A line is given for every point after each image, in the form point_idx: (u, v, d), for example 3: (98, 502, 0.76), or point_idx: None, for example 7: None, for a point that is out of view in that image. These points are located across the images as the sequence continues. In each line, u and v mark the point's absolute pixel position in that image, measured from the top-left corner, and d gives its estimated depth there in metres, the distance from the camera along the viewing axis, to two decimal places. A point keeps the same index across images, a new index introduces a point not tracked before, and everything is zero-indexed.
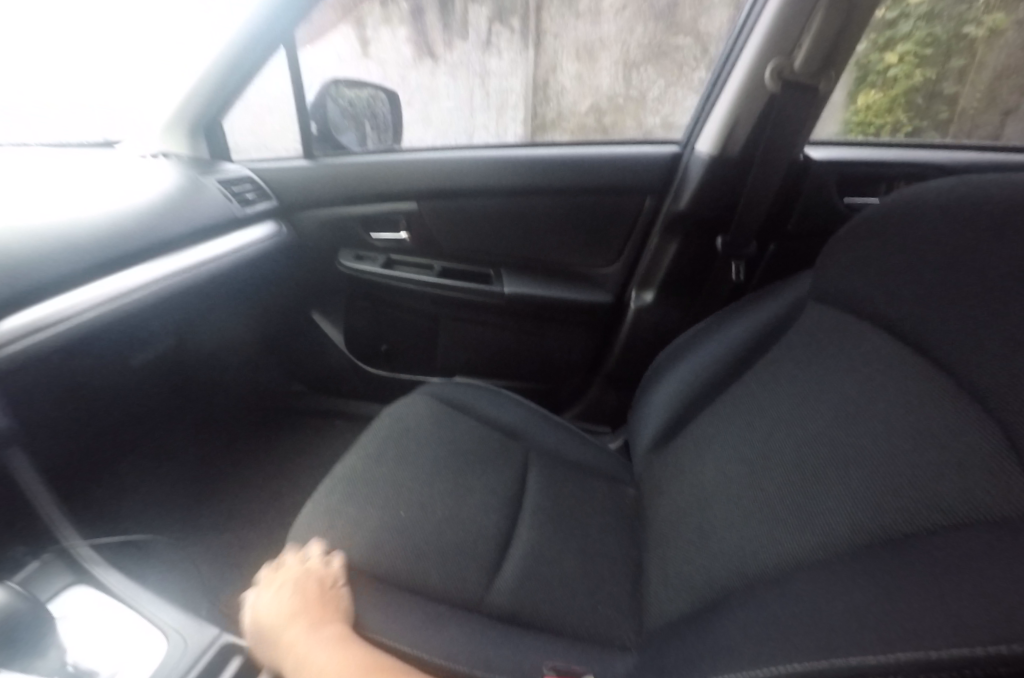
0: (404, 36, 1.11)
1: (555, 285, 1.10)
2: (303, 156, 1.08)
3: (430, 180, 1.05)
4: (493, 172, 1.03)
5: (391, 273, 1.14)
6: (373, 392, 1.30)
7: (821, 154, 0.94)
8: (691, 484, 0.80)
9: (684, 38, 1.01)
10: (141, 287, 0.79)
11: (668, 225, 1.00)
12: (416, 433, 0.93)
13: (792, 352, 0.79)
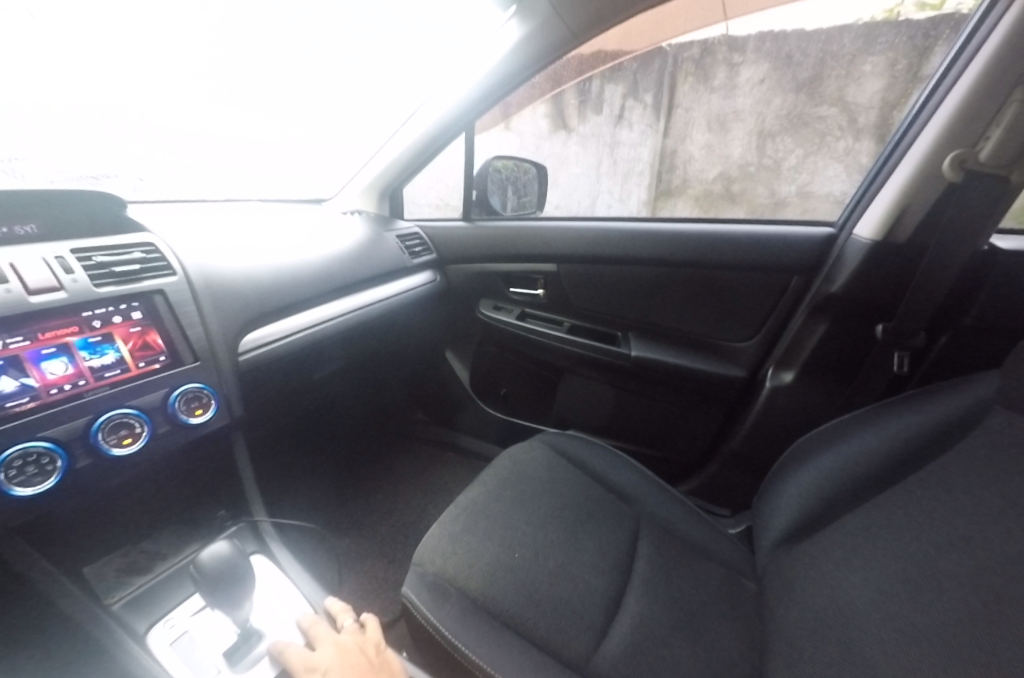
0: (542, 113, 1.18)
1: (685, 354, 1.10)
2: (462, 217, 1.22)
3: (573, 246, 1.13)
4: (633, 243, 1.08)
5: (524, 325, 1.22)
6: (491, 433, 1.38)
7: (1010, 244, 0.85)
8: (830, 588, 0.73)
9: (830, 108, 1.04)
10: (327, 318, 0.94)
11: (816, 306, 0.96)
12: (535, 477, 0.96)
13: (967, 461, 0.70)
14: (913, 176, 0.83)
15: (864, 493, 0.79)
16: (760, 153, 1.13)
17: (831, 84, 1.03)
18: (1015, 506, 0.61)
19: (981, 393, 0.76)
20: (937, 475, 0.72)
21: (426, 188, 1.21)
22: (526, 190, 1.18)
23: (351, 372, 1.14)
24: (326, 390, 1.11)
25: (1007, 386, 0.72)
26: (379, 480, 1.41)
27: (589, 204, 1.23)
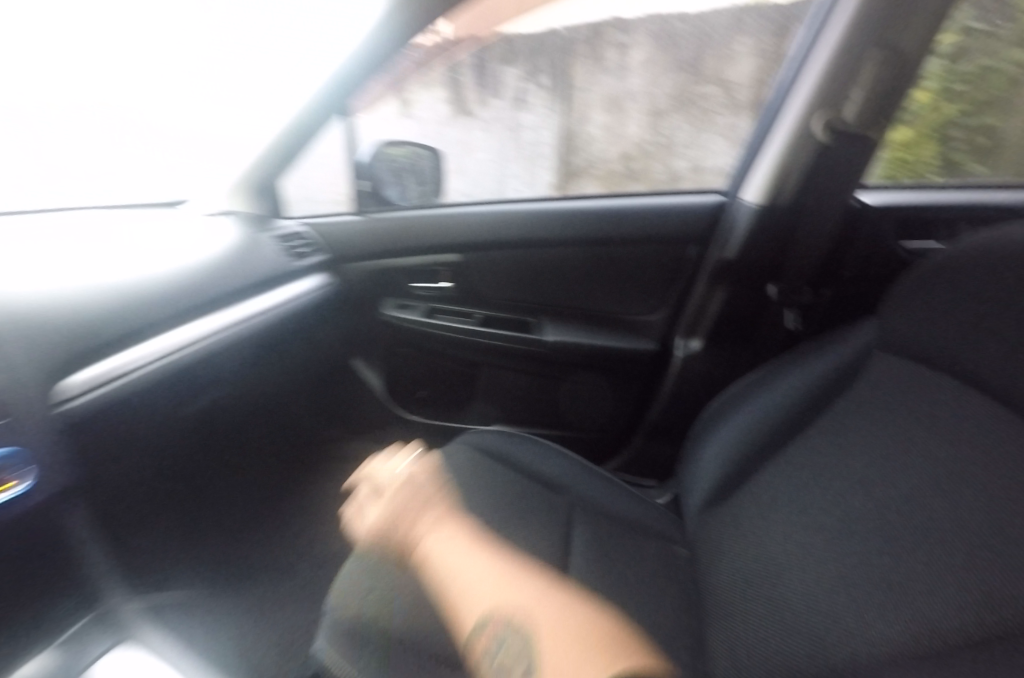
0: (441, 96, 1.12)
1: (598, 333, 1.09)
2: (353, 210, 1.13)
3: (476, 235, 1.08)
4: (535, 227, 1.05)
5: (433, 322, 1.16)
6: (412, 439, 1.30)
7: (874, 199, 0.92)
8: (754, 547, 0.75)
9: (709, 86, 1.05)
10: (212, 328, 0.85)
11: (715, 273, 0.98)
12: (453, 485, 0.91)
13: (860, 407, 0.75)
14: (791, 139, 0.86)
15: (772, 450, 0.82)
16: (654, 132, 1.12)
17: (710, 61, 1.04)
18: (903, 443, 0.65)
19: (864, 338, 0.81)
20: (835, 423, 0.76)
21: (307, 186, 1.09)
22: (418, 177, 1.04)
23: (238, 395, 1.00)
24: (216, 425, 0.98)
25: (885, 331, 0.77)
26: (294, 511, 1.29)
27: (496, 192, 1.17)
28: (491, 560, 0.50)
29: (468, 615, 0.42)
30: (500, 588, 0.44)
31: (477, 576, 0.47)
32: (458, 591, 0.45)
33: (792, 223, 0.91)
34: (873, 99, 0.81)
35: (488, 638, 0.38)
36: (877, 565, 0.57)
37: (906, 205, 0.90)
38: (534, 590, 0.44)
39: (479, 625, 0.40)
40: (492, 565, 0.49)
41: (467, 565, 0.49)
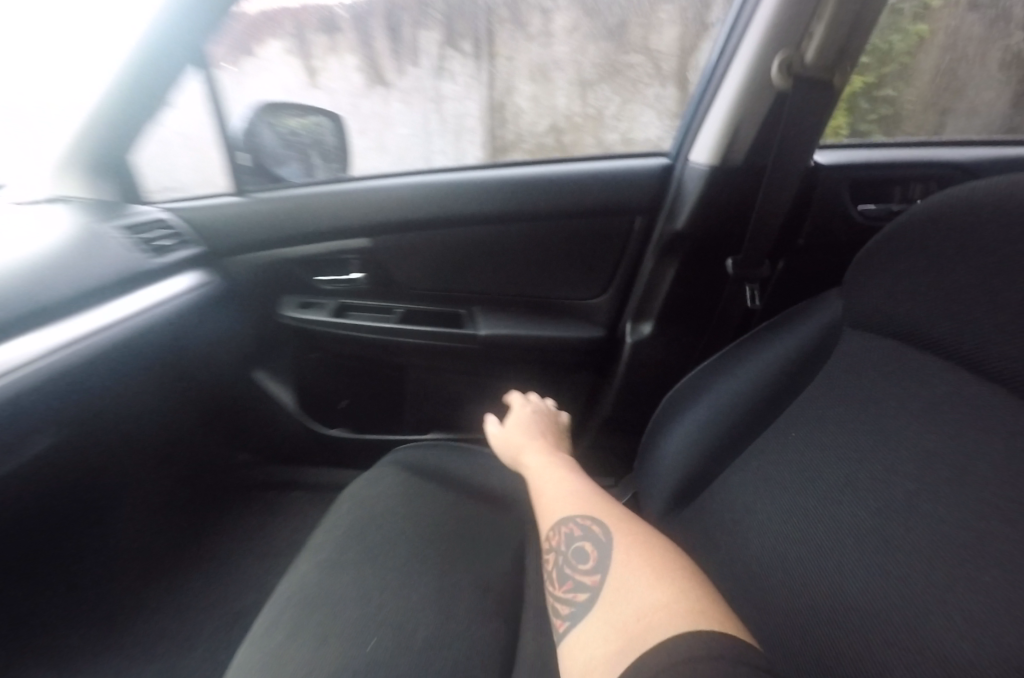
0: (353, 62, 0.93)
1: (538, 321, 0.96)
2: (233, 191, 0.93)
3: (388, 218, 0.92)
4: (456, 210, 0.90)
5: (343, 321, 0.99)
6: (339, 455, 1.17)
7: (829, 158, 0.82)
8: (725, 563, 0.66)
9: (636, 55, 0.91)
10: (117, 319, 0.76)
11: (664, 248, 0.86)
12: (375, 525, 0.77)
13: (830, 395, 0.67)
14: (743, 89, 0.75)
15: (736, 442, 0.73)
16: (583, 104, 0.97)
17: (635, 29, 0.90)
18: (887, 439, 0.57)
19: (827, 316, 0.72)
20: (802, 414, 0.68)
21: (172, 162, 0.89)
22: (319, 147, 0.93)
23: (99, 433, 0.80)
24: (60, 472, 0.76)
25: (850, 308, 0.69)
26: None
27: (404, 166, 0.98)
28: (592, 491, 0.72)
29: (574, 514, 0.67)
30: (599, 517, 0.65)
31: (568, 492, 0.72)
32: (563, 494, 0.72)
33: (749, 186, 0.81)
34: (835, 34, 0.66)
35: (581, 526, 0.65)
36: (891, 592, 0.49)
37: (864, 164, 0.81)
38: (620, 528, 0.62)
39: (575, 521, 0.66)
40: (585, 497, 0.71)
41: (566, 485, 0.74)
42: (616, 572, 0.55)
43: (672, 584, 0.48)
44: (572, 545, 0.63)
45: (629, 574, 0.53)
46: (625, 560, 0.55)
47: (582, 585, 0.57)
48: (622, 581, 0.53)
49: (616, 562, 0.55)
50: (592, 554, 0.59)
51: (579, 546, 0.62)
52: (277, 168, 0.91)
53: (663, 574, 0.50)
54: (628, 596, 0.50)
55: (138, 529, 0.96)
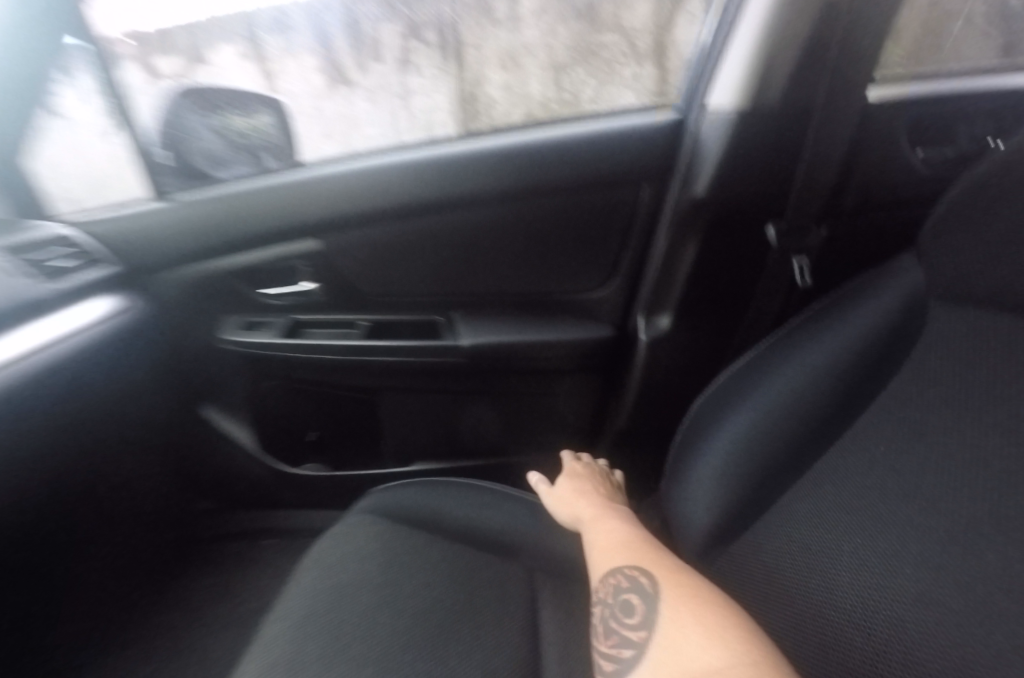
0: (312, 62, 0.76)
1: (531, 323, 0.79)
2: (152, 197, 0.76)
3: (345, 222, 0.75)
4: (423, 205, 0.73)
5: (298, 343, 0.82)
6: (321, 493, 1.04)
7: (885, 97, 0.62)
8: (780, 612, 0.53)
9: (611, 33, 0.74)
10: (27, 351, 0.60)
11: (681, 221, 0.67)
12: (345, 606, 0.62)
13: (906, 395, 0.53)
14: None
15: (799, 458, 0.58)
16: (560, 90, 0.77)
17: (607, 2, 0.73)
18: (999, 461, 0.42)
19: (896, 296, 0.56)
20: (872, 421, 0.54)
21: (76, 167, 0.73)
22: (268, 150, 0.76)
23: (13, 533, 0.64)
24: None
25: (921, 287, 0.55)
26: (177, 612, 1.00)
27: (351, 147, 0.77)
28: (641, 537, 0.64)
29: (618, 563, 0.59)
30: (644, 564, 0.57)
31: (611, 541, 0.64)
32: (602, 543, 0.64)
33: (786, 137, 0.61)
34: None
35: (626, 576, 0.56)
36: None
37: (930, 98, 0.64)
38: (668, 577, 0.54)
39: (619, 572, 0.58)
40: (630, 542, 0.63)
41: (606, 532, 0.66)
42: (666, 629, 0.47)
43: (737, 649, 0.42)
44: (616, 596, 0.55)
45: (682, 633, 0.46)
46: (677, 615, 0.48)
47: (625, 643, 0.49)
48: (677, 640, 0.45)
49: (666, 618, 0.48)
50: (637, 607, 0.52)
51: (623, 598, 0.54)
52: (206, 163, 0.74)
53: (721, 633, 0.44)
54: (685, 661, 0.43)
55: (69, 627, 0.79)
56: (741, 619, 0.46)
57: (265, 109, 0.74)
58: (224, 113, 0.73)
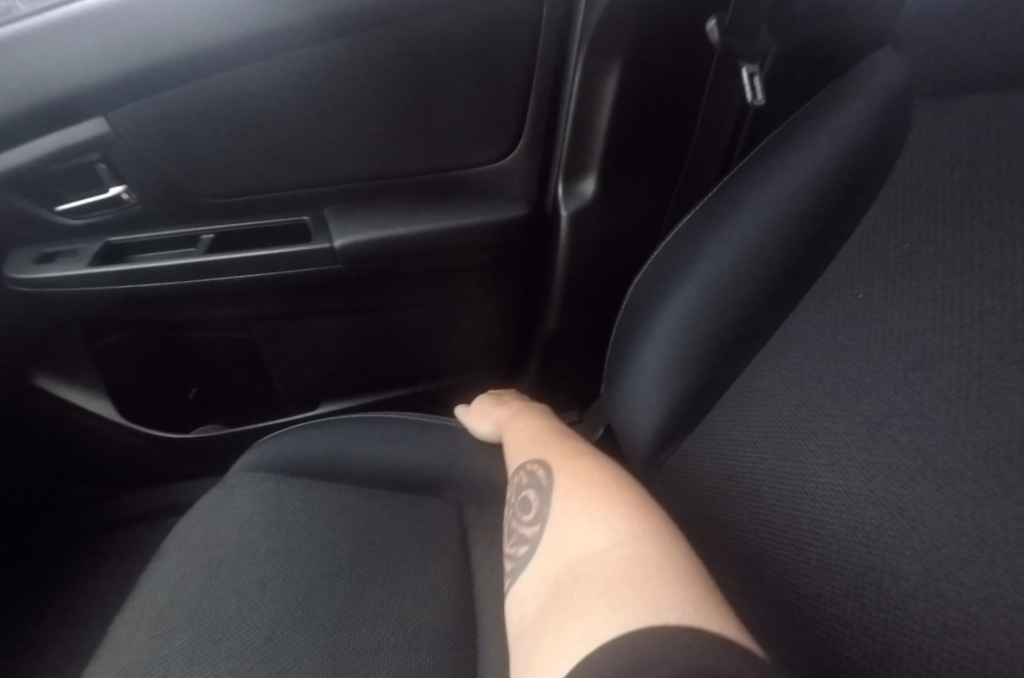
0: None
1: (424, 210, 0.63)
2: None
3: (155, 95, 0.52)
4: (252, 54, 0.50)
5: (122, 272, 0.62)
6: (215, 456, 0.87)
7: None
8: (744, 508, 0.44)
9: None
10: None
11: (598, 40, 0.51)
12: (219, 587, 0.48)
13: (884, 224, 0.40)
14: None
15: (757, 326, 0.46)
16: None
17: None
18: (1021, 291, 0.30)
19: (866, 103, 0.41)
20: (837, 262, 0.43)
21: None
22: None
23: None
24: None
25: (902, 84, 0.40)
26: (81, 596, 0.89)
27: None
28: (547, 428, 0.58)
29: (522, 458, 0.53)
30: (544, 455, 0.52)
31: (519, 435, 0.58)
32: (509, 443, 0.58)
33: None
34: None
35: (526, 472, 0.50)
36: None
37: None
38: (564, 462, 0.49)
39: (522, 468, 0.52)
40: (535, 435, 0.56)
41: (515, 430, 0.60)
42: (556, 518, 0.42)
43: (620, 526, 0.37)
44: (517, 494, 0.49)
45: (569, 520, 0.41)
46: (565, 504, 0.43)
47: (520, 540, 0.44)
48: (563, 527, 0.40)
49: (556, 507, 0.43)
50: (532, 502, 0.46)
51: (523, 495, 0.48)
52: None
53: (606, 512, 0.39)
54: (570, 547, 0.38)
55: None
56: (631, 491, 0.42)
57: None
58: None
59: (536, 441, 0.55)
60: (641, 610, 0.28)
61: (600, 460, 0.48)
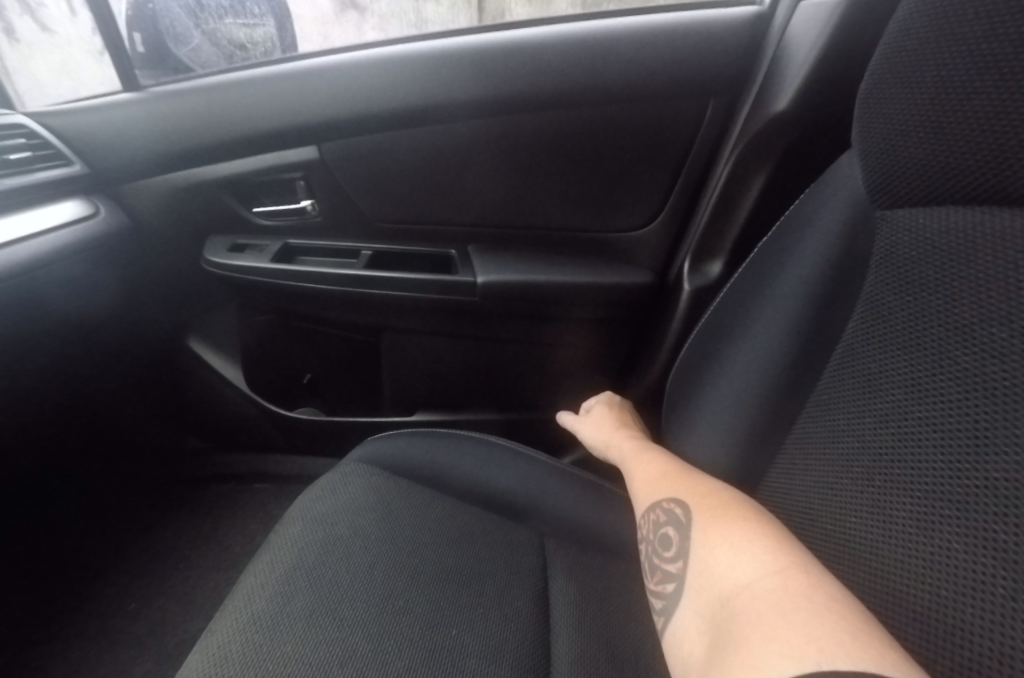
0: None
1: (558, 261, 0.70)
2: (133, 91, 0.65)
3: (354, 136, 0.65)
4: (434, 115, 0.63)
5: (289, 269, 0.73)
6: (313, 441, 0.95)
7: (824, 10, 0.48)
8: None
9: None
10: (18, 238, 0.57)
11: (750, 146, 0.57)
12: (336, 559, 0.55)
13: (913, 280, 0.37)
14: None
15: None
16: (647, 30, 0.58)
17: None
18: None
19: None
20: None
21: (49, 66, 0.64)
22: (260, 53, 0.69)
23: None
24: None
25: None
26: (172, 540, 0.97)
27: (332, 38, 0.67)
28: (679, 462, 0.55)
29: (656, 496, 0.51)
30: (679, 491, 0.49)
31: (652, 470, 0.56)
32: (639, 478, 0.56)
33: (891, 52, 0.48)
34: None
35: (662, 509, 0.49)
36: None
37: None
38: (700, 497, 0.46)
39: (655, 507, 0.50)
40: (667, 469, 0.54)
41: (643, 464, 0.58)
42: (697, 553, 0.41)
43: (764, 559, 0.36)
44: (655, 531, 0.48)
45: (710, 553, 0.40)
46: (704, 535, 0.41)
47: (666, 578, 0.43)
48: (705, 562, 0.39)
49: (696, 538, 0.42)
50: (672, 539, 0.45)
51: (661, 533, 0.47)
52: (185, 52, 0.67)
53: (749, 544, 0.38)
54: (717, 580, 0.37)
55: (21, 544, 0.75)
56: (771, 524, 0.40)
57: (265, 13, 0.70)
58: (215, 17, 0.69)
59: (663, 478, 0.53)
60: (792, 643, 0.27)
61: (725, 489, 0.46)
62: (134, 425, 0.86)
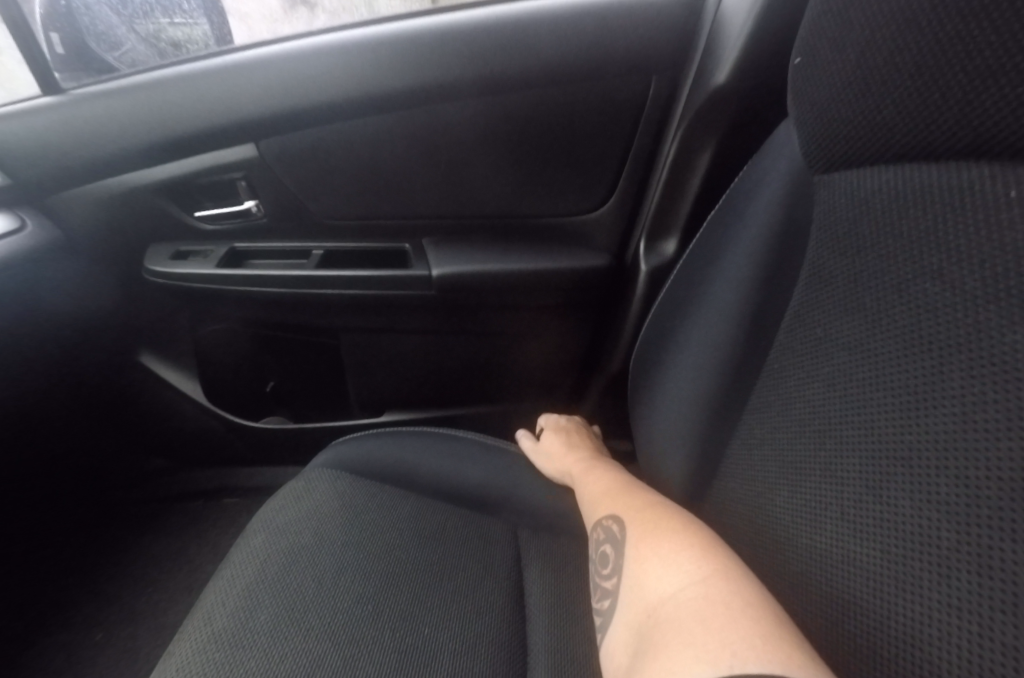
0: None
1: (513, 249, 0.69)
2: (53, 95, 0.62)
3: (296, 131, 0.63)
4: (379, 105, 0.61)
5: (237, 273, 0.70)
6: (279, 450, 0.93)
7: None
8: None
9: None
10: None
11: (696, 120, 0.57)
12: (300, 569, 0.53)
13: (848, 243, 0.37)
14: None
15: None
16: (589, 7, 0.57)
17: None
18: None
19: None
20: None
21: None
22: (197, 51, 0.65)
23: None
24: None
25: None
26: (139, 563, 0.94)
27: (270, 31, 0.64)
28: (623, 480, 0.57)
29: (601, 512, 0.52)
30: (619, 508, 0.50)
31: (599, 489, 0.57)
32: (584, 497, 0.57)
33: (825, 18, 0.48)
34: None
35: (603, 526, 0.49)
36: None
37: None
38: (638, 512, 0.47)
39: (598, 524, 0.50)
40: (609, 489, 0.56)
41: (589, 485, 0.60)
42: (630, 565, 0.41)
43: (691, 569, 0.36)
44: (594, 549, 0.48)
45: (642, 566, 0.40)
46: (638, 548, 0.42)
47: (603, 594, 0.43)
48: (636, 575, 0.39)
49: (630, 553, 0.42)
50: (610, 555, 0.45)
51: (601, 551, 0.47)
52: (113, 54, 0.64)
53: (677, 555, 0.38)
54: (646, 593, 0.37)
55: None
56: (700, 534, 0.40)
57: (196, 9, 0.66)
58: (143, 14, 0.65)
59: (607, 496, 0.54)
60: (709, 653, 0.27)
61: (663, 504, 0.47)
62: (86, 448, 0.82)
